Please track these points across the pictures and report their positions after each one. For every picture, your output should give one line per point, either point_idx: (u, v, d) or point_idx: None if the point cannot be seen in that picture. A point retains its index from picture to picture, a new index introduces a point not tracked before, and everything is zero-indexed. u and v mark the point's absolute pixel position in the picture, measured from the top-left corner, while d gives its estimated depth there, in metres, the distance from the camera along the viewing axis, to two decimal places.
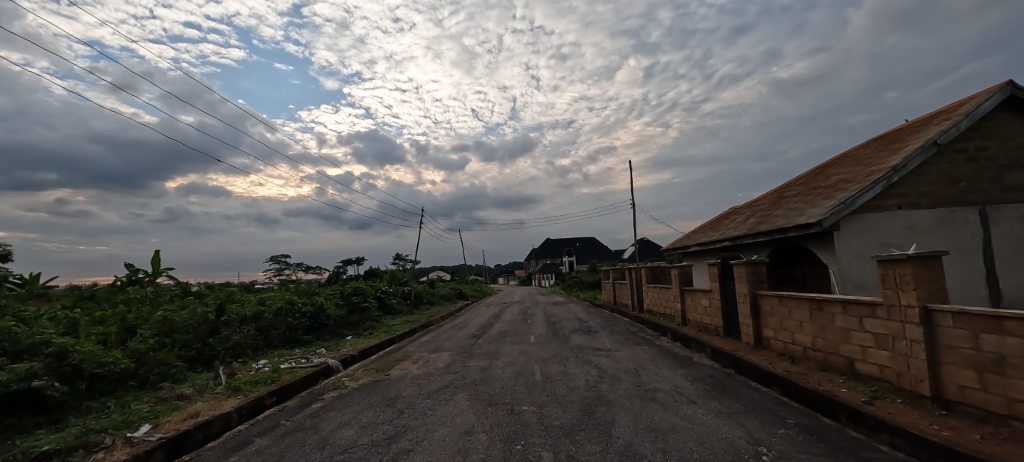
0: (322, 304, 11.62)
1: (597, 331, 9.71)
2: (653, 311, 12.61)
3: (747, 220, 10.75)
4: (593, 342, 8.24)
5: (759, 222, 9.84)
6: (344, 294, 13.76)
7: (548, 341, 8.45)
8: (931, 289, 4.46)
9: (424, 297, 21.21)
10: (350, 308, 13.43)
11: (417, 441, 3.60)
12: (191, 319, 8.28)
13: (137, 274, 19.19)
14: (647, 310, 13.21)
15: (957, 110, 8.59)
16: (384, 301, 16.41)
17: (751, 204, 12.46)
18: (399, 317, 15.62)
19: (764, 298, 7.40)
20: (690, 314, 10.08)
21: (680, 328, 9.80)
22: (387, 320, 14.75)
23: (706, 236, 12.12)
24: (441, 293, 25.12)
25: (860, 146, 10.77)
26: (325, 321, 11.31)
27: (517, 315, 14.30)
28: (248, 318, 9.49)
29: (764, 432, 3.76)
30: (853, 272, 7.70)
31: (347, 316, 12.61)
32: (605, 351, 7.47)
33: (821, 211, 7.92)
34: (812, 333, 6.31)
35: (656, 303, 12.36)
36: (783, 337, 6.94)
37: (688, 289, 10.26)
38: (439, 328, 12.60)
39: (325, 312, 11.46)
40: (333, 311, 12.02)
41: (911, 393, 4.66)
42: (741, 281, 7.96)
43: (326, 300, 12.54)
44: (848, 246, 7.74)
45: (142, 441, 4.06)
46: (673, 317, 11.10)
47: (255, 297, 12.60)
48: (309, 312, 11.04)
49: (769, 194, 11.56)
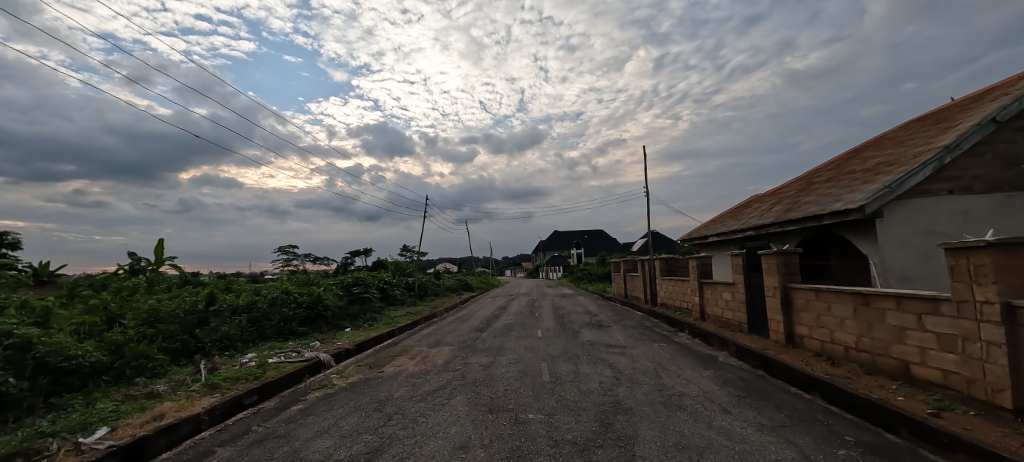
0: (320, 294, 11.11)
1: (609, 326, 9.06)
2: (668, 305, 11.88)
3: (772, 208, 9.92)
4: (605, 338, 7.60)
5: (787, 209, 9.03)
6: (344, 284, 13.26)
7: (556, 337, 7.83)
8: (1016, 282, 3.71)
9: (429, 287, 20.75)
10: (351, 299, 12.86)
11: (402, 458, 3.01)
12: (179, 309, 7.85)
13: (140, 263, 19.28)
14: (661, 304, 12.47)
15: (1017, 85, 7.64)
16: (386, 291, 15.90)
17: (775, 191, 11.59)
18: (402, 308, 15.04)
19: (797, 292, 6.62)
20: (710, 309, 9.35)
21: (698, 324, 9.09)
22: (389, 311, 14.18)
23: (726, 225, 11.31)
24: (446, 284, 24.70)
25: (898, 127, 9.84)
26: (323, 312, 10.74)
27: (525, 308, 13.65)
28: (239, 308, 9.04)
29: (820, 452, 3.11)
30: (896, 264, 6.91)
31: (347, 307, 12.09)
32: (619, 348, 6.81)
33: (861, 196, 7.11)
34: (856, 332, 5.57)
35: (671, 296, 11.64)
36: (819, 336, 6.18)
37: (708, 282, 9.50)
38: (442, 321, 12.05)
39: (323, 303, 10.90)
40: (332, 302, 11.46)
41: (986, 403, 3.93)
42: (769, 273, 7.16)
43: (325, 291, 12.05)
44: (892, 235, 6.91)
45: (92, 448, 3.56)
46: (690, 312, 10.36)
47: (252, 286, 12.16)
48: (306, 303, 10.50)
49: (796, 180, 10.71)
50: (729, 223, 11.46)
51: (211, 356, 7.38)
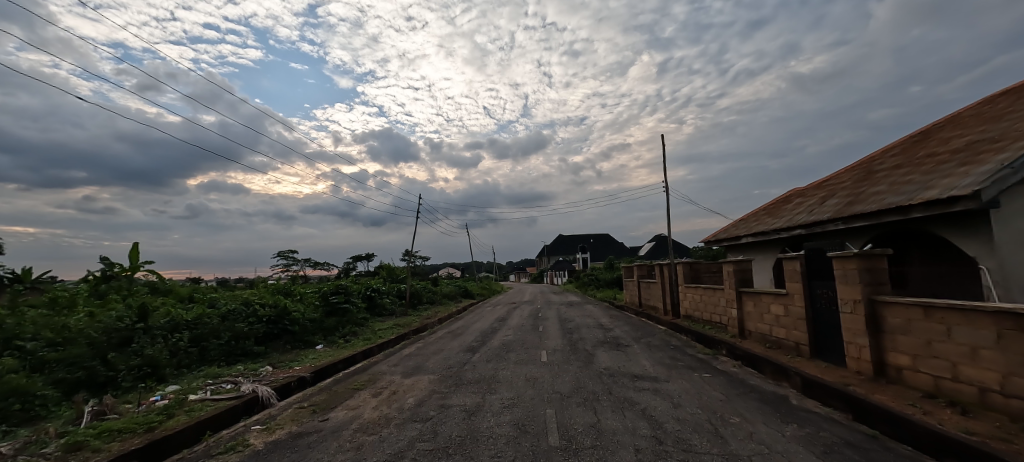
0: (287, 305, 9.52)
1: (629, 347, 7.35)
2: (694, 318, 10.17)
3: (825, 202, 8.19)
4: (628, 366, 5.91)
5: (849, 202, 7.29)
6: (321, 293, 11.70)
7: (565, 363, 6.17)
8: None
9: (424, 295, 19.19)
10: (328, 310, 11.26)
11: None
12: (94, 326, 6.29)
13: (113, 269, 17.98)
14: (685, 316, 10.76)
15: None
16: (374, 300, 14.32)
17: (821, 183, 9.87)
18: (389, 319, 13.41)
19: (893, 309, 4.85)
20: (752, 324, 7.64)
21: (739, 344, 7.40)
22: (375, 322, 12.55)
23: (763, 224, 9.62)
24: (445, 291, 23.13)
25: (978, 103, 8.10)
26: (289, 326, 9.15)
27: (527, 319, 11.97)
28: (180, 324, 7.51)
29: None
30: (1019, 271, 5.17)
31: (321, 320, 10.50)
32: (649, 382, 5.12)
33: (965, 180, 5.38)
34: (1001, 368, 3.68)
35: (699, 308, 9.94)
36: (935, 370, 4.37)
37: (748, 291, 7.80)
38: (431, 336, 10.43)
39: (290, 316, 9.31)
40: (302, 314, 9.86)
41: None
42: (846, 283, 5.43)
43: (296, 302, 10.48)
44: (1011, 232, 5.17)
45: None
46: (724, 326, 8.66)
47: (212, 296, 10.61)
48: (268, 316, 8.91)
49: (851, 171, 8.99)
50: (767, 221, 9.74)
51: (120, 393, 5.70)
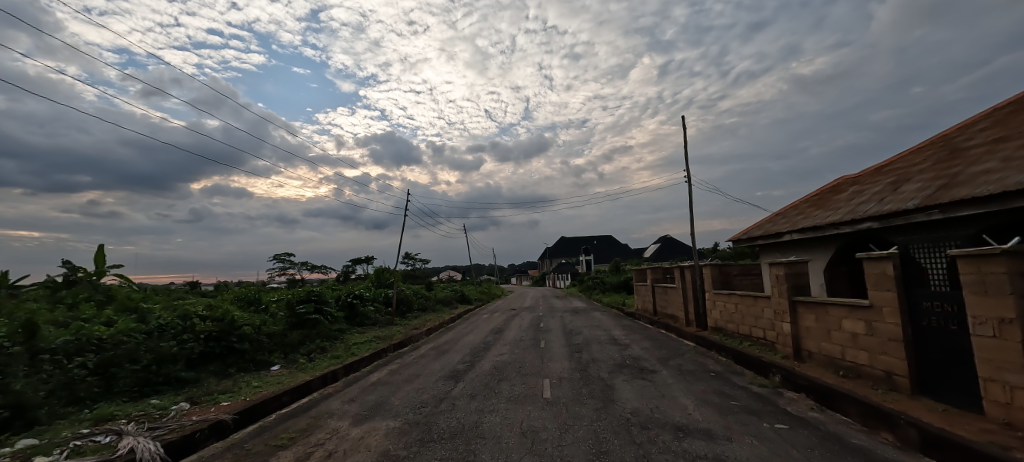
0: (236, 317, 7.89)
1: (656, 375, 5.68)
2: (726, 331, 8.49)
3: (900, 188, 6.49)
4: (663, 410, 4.23)
5: (941, 186, 5.60)
6: (288, 301, 10.11)
7: (576, 403, 4.49)
8: None
9: (415, 301, 17.58)
10: (293, 322, 9.61)
11: None
12: None
13: (75, 274, 16.49)
14: (713, 328, 9.08)
15: None
16: (354, 308, 12.70)
17: (880, 169, 8.19)
18: (370, 330, 11.76)
19: None
20: (813, 343, 5.98)
21: (799, 370, 5.74)
22: (352, 335, 10.87)
23: (811, 217, 7.94)
24: (440, 297, 21.50)
25: None
26: (236, 344, 7.48)
27: (526, 332, 10.32)
28: (83, 347, 5.86)
29: None
30: None
31: (283, 334, 8.88)
32: (701, 442, 3.43)
33: None
34: None
35: (732, 319, 8.27)
36: None
37: (806, 302, 6.13)
38: (412, 352, 8.81)
39: (239, 331, 7.67)
40: (255, 328, 8.23)
41: None
42: (984, 292, 3.71)
43: (252, 314, 8.86)
44: None
45: None
46: (770, 344, 6.97)
47: (152, 306, 8.96)
48: (208, 333, 7.26)
49: (924, 152, 7.31)
50: (815, 213, 8.06)
51: None
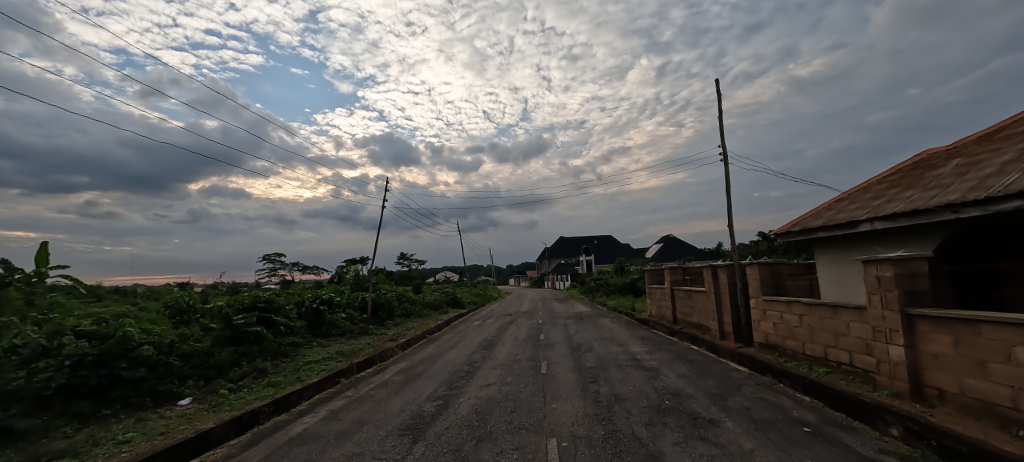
0: (135, 334, 5.84)
1: (721, 431, 3.67)
2: (784, 351, 6.54)
3: None
4: None
5: None
6: (225, 310, 8.12)
7: None
8: None
9: (399, 306, 15.67)
10: (227, 337, 7.58)
11: None
12: None
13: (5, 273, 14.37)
14: (763, 345, 7.13)
15: None
16: (319, 316, 10.71)
17: (987, 138, 6.28)
18: (334, 344, 9.79)
19: None
20: (948, 380, 4.02)
21: (936, 420, 3.74)
22: (309, 351, 8.90)
23: (902, 199, 5.97)
24: (429, 300, 19.57)
25: None
26: (124, 372, 5.46)
27: (523, 347, 8.37)
28: None
29: None
30: None
31: (209, 354, 6.91)
32: None
33: None
34: None
35: (794, 334, 6.33)
36: None
37: (932, 318, 4.16)
38: (378, 375, 6.87)
39: (132, 355, 5.65)
40: (163, 348, 6.22)
41: None
42: None
43: (168, 330, 6.85)
44: None
45: None
46: (862, 374, 5.04)
47: (38, 314, 6.87)
48: (80, 357, 5.15)
49: None
50: (905, 194, 6.10)
51: None
